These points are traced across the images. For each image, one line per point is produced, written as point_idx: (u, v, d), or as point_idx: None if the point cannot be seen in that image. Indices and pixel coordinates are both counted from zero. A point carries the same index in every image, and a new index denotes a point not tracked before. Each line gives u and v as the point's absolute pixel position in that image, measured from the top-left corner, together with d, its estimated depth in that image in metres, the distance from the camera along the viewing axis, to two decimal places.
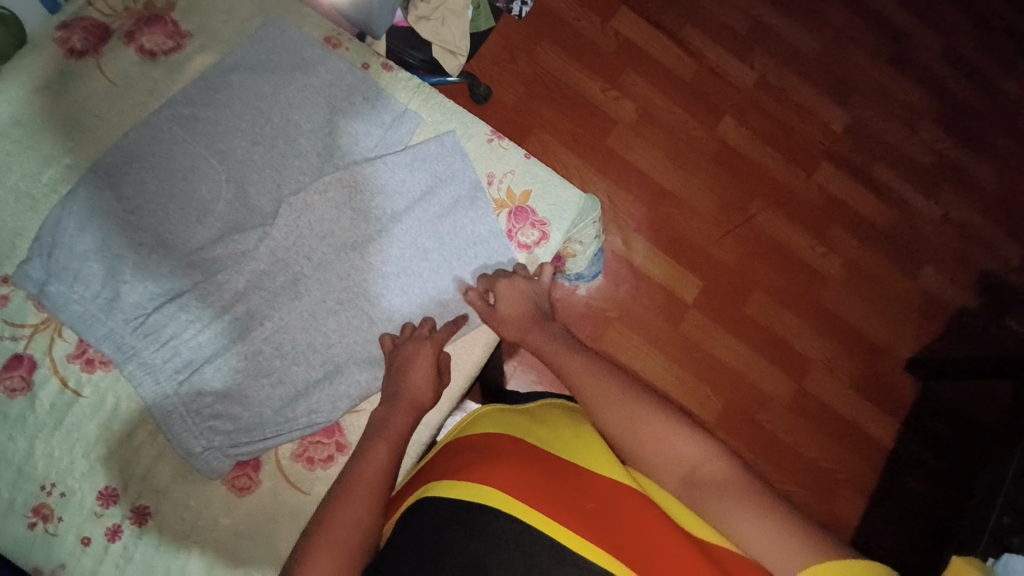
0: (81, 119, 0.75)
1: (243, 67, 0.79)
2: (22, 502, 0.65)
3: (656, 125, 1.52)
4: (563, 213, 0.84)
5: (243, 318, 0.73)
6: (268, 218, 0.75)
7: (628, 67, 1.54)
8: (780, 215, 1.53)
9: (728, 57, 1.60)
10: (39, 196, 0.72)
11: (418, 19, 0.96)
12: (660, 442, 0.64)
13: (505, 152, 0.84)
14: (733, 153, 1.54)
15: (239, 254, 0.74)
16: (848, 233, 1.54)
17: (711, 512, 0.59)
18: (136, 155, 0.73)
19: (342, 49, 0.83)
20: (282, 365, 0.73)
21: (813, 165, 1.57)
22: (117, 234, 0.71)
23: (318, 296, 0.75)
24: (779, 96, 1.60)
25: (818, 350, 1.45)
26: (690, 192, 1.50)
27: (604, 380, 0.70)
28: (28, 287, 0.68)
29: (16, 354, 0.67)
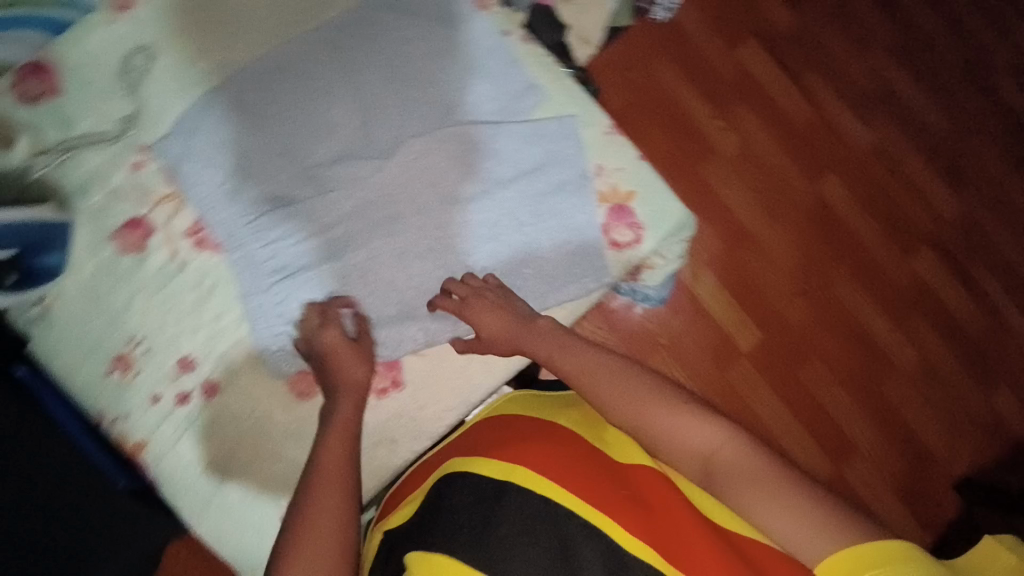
0: (239, 17, 0.78)
1: (397, 8, 0.82)
2: (107, 348, 0.70)
3: (755, 165, 1.49)
4: (662, 222, 0.84)
5: (339, 241, 0.76)
6: (384, 155, 0.78)
7: (742, 100, 1.50)
8: (861, 287, 1.47)
9: (849, 116, 1.55)
10: (192, 80, 0.75)
11: (562, 2, 0.99)
12: (670, 432, 0.62)
13: (621, 148, 0.85)
14: (828, 213, 1.49)
15: (352, 181, 0.77)
16: (928, 326, 1.47)
17: (733, 501, 0.57)
18: (283, 65, 0.77)
19: (489, 10, 0.86)
20: (361, 294, 0.75)
21: (911, 248, 1.50)
22: (249, 133, 0.75)
23: (412, 240, 0.77)
24: (891, 168, 1.54)
25: (863, 437, 1.40)
26: (774, 241, 1.46)
27: (608, 368, 0.68)
28: (164, 158, 0.73)
29: (137, 216, 0.73)
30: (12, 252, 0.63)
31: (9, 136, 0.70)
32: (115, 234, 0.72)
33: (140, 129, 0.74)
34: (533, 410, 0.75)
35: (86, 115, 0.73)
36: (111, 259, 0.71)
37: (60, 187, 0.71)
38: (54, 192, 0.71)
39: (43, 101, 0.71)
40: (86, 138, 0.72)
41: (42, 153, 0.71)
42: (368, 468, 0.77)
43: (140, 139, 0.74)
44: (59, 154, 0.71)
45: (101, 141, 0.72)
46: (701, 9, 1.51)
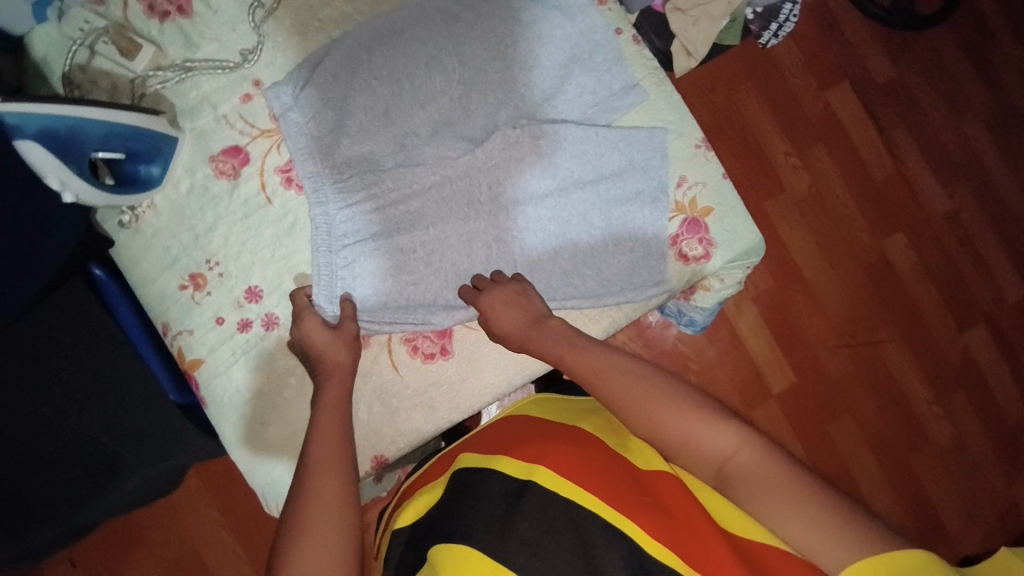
0: None
1: None
2: (185, 264, 0.73)
3: (823, 210, 1.44)
4: (734, 242, 0.82)
5: (413, 213, 0.76)
6: (475, 136, 0.78)
7: (823, 141, 1.46)
8: (908, 353, 1.43)
9: (930, 178, 1.50)
10: (313, 28, 0.78)
11: (674, 10, 0.97)
12: (684, 439, 0.59)
13: (706, 164, 0.83)
14: (890, 271, 1.45)
15: (441, 158, 0.77)
16: (968, 405, 1.44)
17: (752, 509, 0.54)
18: (398, 31, 0.78)
19: (606, 7, 0.85)
20: (421, 274, 0.76)
21: (969, 322, 1.47)
22: (354, 96, 0.76)
23: (481, 226, 0.77)
24: (963, 239, 1.49)
25: (879, 503, 1.38)
26: (829, 289, 1.42)
27: (619, 366, 0.66)
28: (273, 104, 0.74)
29: (237, 145, 0.75)
30: (122, 153, 0.66)
31: (137, 46, 0.72)
32: (213, 157, 0.74)
33: (256, 65, 0.76)
34: (554, 414, 0.74)
35: (209, 41, 0.75)
36: (205, 181, 0.74)
37: (173, 106, 0.74)
38: (166, 109, 0.74)
39: (174, 21, 0.74)
40: (204, 62, 0.74)
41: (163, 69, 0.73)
42: (398, 429, 0.77)
43: (254, 73, 0.76)
44: (178, 73, 0.73)
45: (217, 67, 0.74)
46: (800, 44, 1.46)
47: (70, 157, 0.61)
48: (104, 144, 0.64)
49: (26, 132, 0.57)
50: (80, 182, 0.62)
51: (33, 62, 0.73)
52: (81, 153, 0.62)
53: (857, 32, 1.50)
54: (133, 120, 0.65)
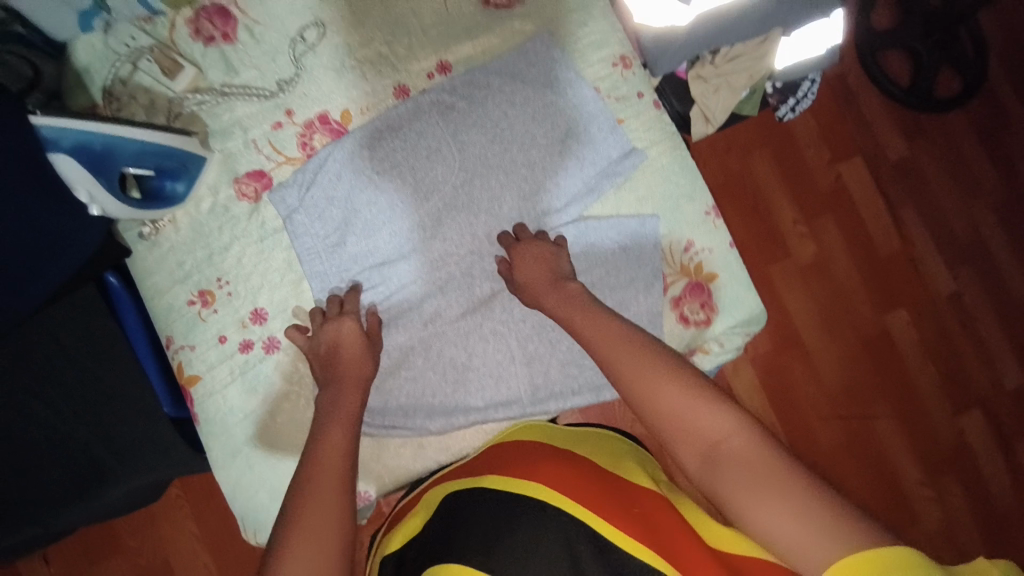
0: (403, 23, 0.82)
1: (505, 72, 0.81)
2: (196, 281, 0.74)
3: (827, 281, 1.45)
4: (735, 309, 0.84)
5: (414, 306, 0.78)
6: (479, 226, 0.79)
7: (832, 212, 1.47)
8: (900, 432, 1.44)
9: (935, 259, 1.51)
10: (347, 67, 0.80)
11: (696, 77, 0.99)
12: (679, 416, 0.58)
13: (714, 231, 0.85)
14: (889, 349, 1.46)
15: (449, 250, 0.78)
16: (958, 489, 1.44)
17: (733, 495, 0.51)
18: (395, 126, 0.79)
19: (630, 71, 0.86)
20: (425, 364, 0.77)
21: (963, 406, 1.47)
22: (361, 193, 0.77)
23: (480, 323, 0.78)
24: (965, 322, 1.50)
25: None
26: (826, 360, 1.43)
27: (628, 341, 0.65)
28: (279, 208, 0.76)
29: (261, 170, 0.77)
30: (151, 171, 0.69)
31: (180, 68, 0.75)
32: (238, 179, 0.76)
33: (290, 95, 0.79)
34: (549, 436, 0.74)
35: (248, 69, 0.78)
36: (227, 202, 0.76)
37: (206, 125, 0.76)
38: (198, 127, 0.76)
39: (218, 46, 0.77)
40: (240, 88, 0.77)
41: (201, 90, 0.76)
42: (386, 465, 0.77)
43: (288, 104, 0.78)
44: (214, 96, 0.76)
45: (253, 94, 0.77)
46: (817, 116, 1.47)
47: (100, 171, 0.63)
48: (136, 162, 0.66)
49: (61, 145, 0.61)
50: (106, 195, 0.64)
51: (73, 68, 0.75)
52: (112, 168, 0.64)
53: (877, 109, 1.51)
54: (162, 139, 0.67)
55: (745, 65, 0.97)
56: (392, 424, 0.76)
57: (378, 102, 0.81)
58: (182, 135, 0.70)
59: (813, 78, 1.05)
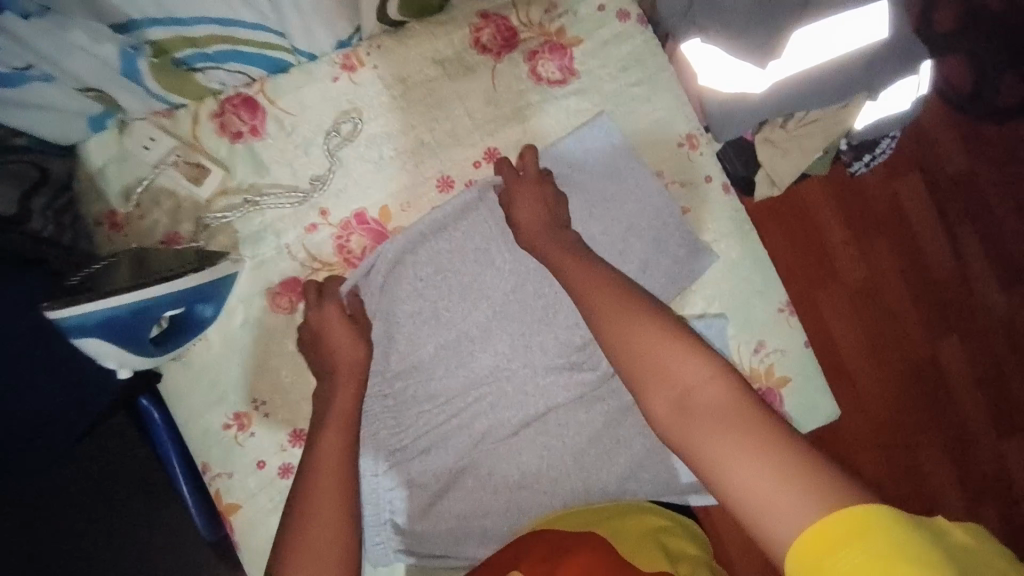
0: (446, 105, 0.75)
1: (560, 161, 0.74)
2: (231, 403, 0.70)
3: (872, 299, 1.25)
4: (808, 416, 0.79)
5: (466, 423, 0.74)
6: (531, 335, 0.74)
7: (881, 228, 1.25)
8: (943, 463, 1.25)
9: (988, 271, 1.28)
10: (387, 158, 0.74)
11: (764, 140, 0.90)
12: (649, 361, 0.51)
13: (789, 331, 0.78)
14: (934, 374, 1.26)
15: (500, 362, 0.74)
16: (1003, 522, 1.25)
17: (702, 440, 0.45)
18: (441, 225, 0.73)
19: (696, 151, 0.79)
20: (476, 483, 0.74)
21: (1012, 432, 1.26)
22: (404, 302, 0.72)
23: (533, 437, 0.75)
24: (1017, 344, 1.28)
25: None
26: (869, 386, 1.24)
27: (606, 282, 0.59)
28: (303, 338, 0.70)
29: (296, 278, 0.71)
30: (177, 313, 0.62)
31: (207, 172, 0.69)
32: (271, 290, 0.71)
33: (325, 193, 0.72)
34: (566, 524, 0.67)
35: (279, 167, 0.71)
36: (260, 315, 0.71)
37: (235, 231, 0.70)
38: (227, 236, 0.70)
39: (246, 142, 0.70)
40: (272, 191, 0.71)
41: (231, 192, 0.70)
42: None
43: (322, 202, 0.72)
44: (245, 200, 0.70)
45: (285, 195, 0.71)
46: None
47: (129, 341, 0.58)
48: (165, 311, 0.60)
49: (86, 326, 0.53)
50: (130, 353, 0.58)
51: (86, 171, 0.68)
52: (141, 336, 0.59)
53: None
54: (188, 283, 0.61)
55: (822, 128, 0.87)
56: (445, 550, 0.73)
57: (421, 195, 0.74)
58: (207, 267, 0.64)
59: (895, 135, 0.93)
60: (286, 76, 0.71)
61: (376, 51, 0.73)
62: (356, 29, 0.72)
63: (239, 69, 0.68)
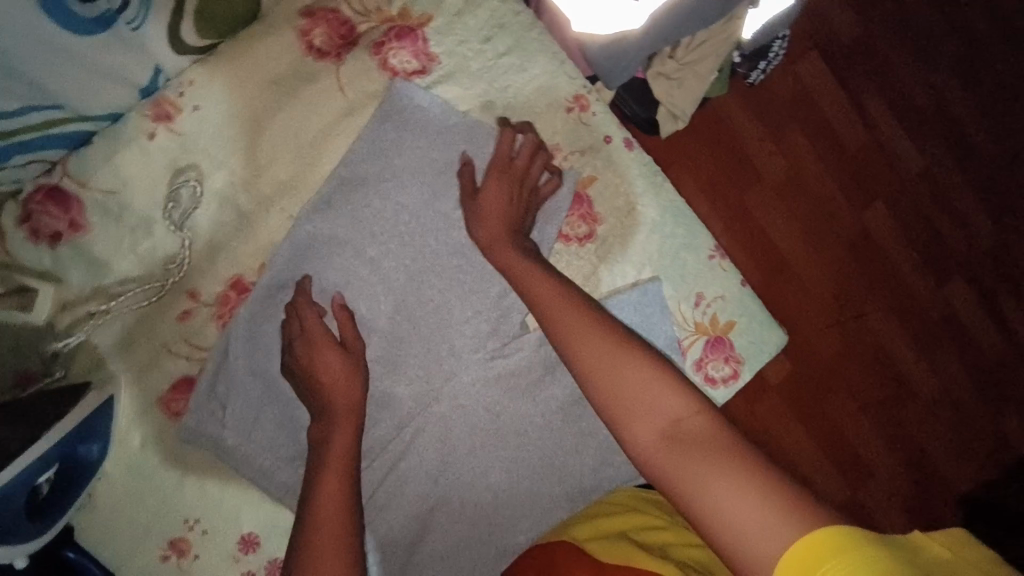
0: (299, 133, 0.64)
1: (436, 164, 0.66)
2: (162, 531, 0.63)
3: (801, 191, 1.24)
4: (760, 352, 0.77)
5: (422, 460, 0.70)
6: (452, 354, 0.69)
7: (794, 118, 1.23)
8: (895, 324, 1.29)
9: (899, 132, 1.31)
10: (248, 211, 0.64)
11: (657, 75, 0.84)
12: (628, 389, 0.46)
13: (723, 274, 0.75)
14: (871, 246, 1.28)
15: (423, 395, 0.69)
16: (957, 360, 1.32)
17: (692, 475, 0.41)
18: (319, 271, 0.65)
19: (590, 112, 0.71)
20: (450, 517, 0.70)
21: (944, 276, 1.33)
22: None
23: (495, 454, 0.71)
24: (938, 196, 1.33)
25: (882, 462, 1.27)
26: (814, 272, 1.24)
27: (571, 307, 0.54)
28: (201, 441, 0.63)
29: (187, 376, 0.63)
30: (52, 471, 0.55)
31: (33, 294, 0.59)
32: (161, 398, 0.63)
33: (189, 273, 0.63)
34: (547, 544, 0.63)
35: (124, 257, 0.61)
36: (160, 428, 0.63)
37: (95, 347, 0.62)
38: (88, 356, 0.62)
39: (67, 243, 0.60)
40: (122, 291, 0.62)
41: (73, 306, 0.61)
42: None
43: (189, 283, 0.63)
44: (95, 311, 0.61)
45: (138, 291, 0.61)
46: None
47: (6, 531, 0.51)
48: (33, 480, 0.53)
49: None
50: (14, 548, 0.51)
51: None
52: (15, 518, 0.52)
53: None
54: (52, 441, 0.53)
55: (712, 48, 0.80)
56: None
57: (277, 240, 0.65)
58: (72, 406, 0.56)
59: (784, 36, 0.89)
60: (89, 148, 0.59)
61: (191, 87, 0.60)
62: (156, 70, 0.59)
63: (29, 158, 0.56)
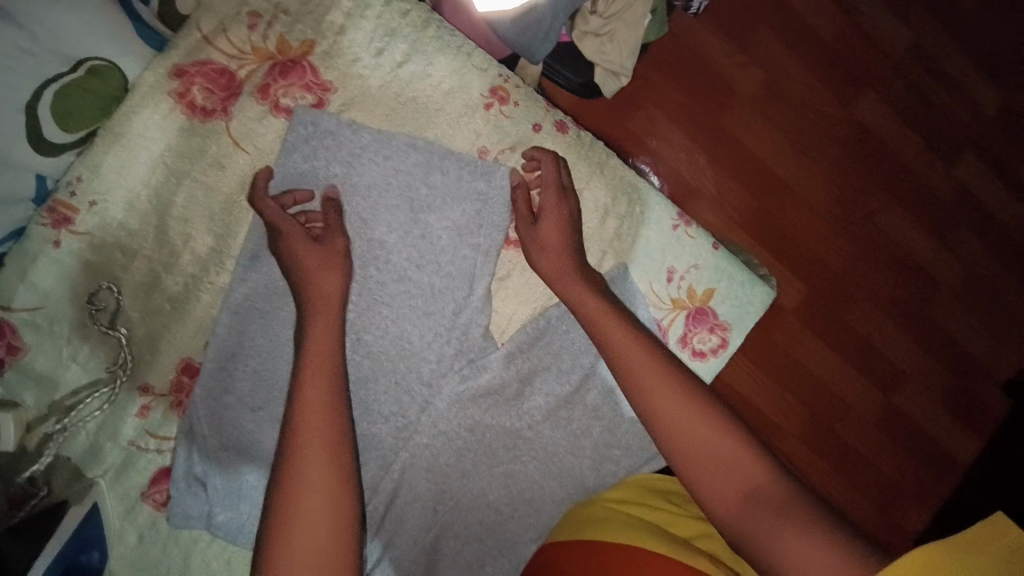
0: (205, 200, 0.60)
1: (357, 190, 0.62)
2: None
3: (785, 99, 1.21)
4: (746, 316, 0.72)
5: (413, 498, 0.65)
6: (420, 383, 0.65)
7: (762, 23, 1.20)
8: (904, 215, 1.27)
9: (880, 12, 1.28)
10: (175, 293, 0.60)
11: (584, 35, 0.76)
12: (715, 457, 0.48)
13: (693, 243, 0.70)
14: (868, 139, 1.26)
15: (401, 430, 0.65)
16: (974, 237, 1.31)
17: (775, 547, 0.43)
18: (257, 335, 0.61)
19: (511, 103, 0.65)
20: (458, 543, 0.66)
21: (953, 155, 1.31)
22: (262, 433, 0.62)
23: (488, 472, 0.66)
24: (933, 70, 1.30)
25: (911, 361, 1.25)
26: (810, 180, 1.22)
27: (651, 359, 0.54)
28: (192, 524, 0.61)
29: (164, 467, 0.62)
30: None
31: None
32: (144, 492, 0.61)
33: (136, 369, 0.60)
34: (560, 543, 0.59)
35: (67, 368, 0.58)
36: (150, 524, 0.61)
37: (68, 459, 0.59)
38: (66, 468, 0.58)
39: (9, 367, 0.57)
40: (77, 401, 0.59)
41: (37, 424, 0.57)
42: None
43: (140, 379, 0.61)
44: (54, 431, 0.57)
45: (90, 399, 0.58)
46: None
47: None
48: None
49: None
50: None
51: None
52: None
53: None
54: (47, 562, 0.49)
55: None
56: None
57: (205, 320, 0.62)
58: (58, 522, 0.52)
59: None
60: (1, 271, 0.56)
61: (81, 183, 0.57)
62: (39, 178, 0.56)
63: None
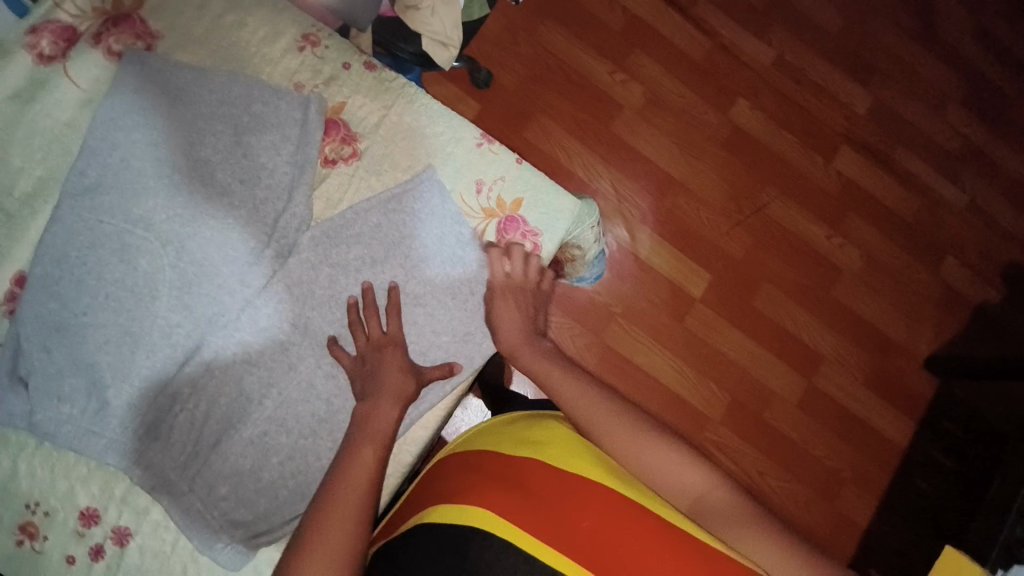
0: (45, 132, 0.70)
1: (180, 116, 0.70)
2: (11, 519, 0.68)
3: (667, 110, 1.38)
4: (557, 223, 0.80)
5: (235, 398, 0.71)
6: (240, 285, 0.71)
7: (638, 47, 1.39)
8: (796, 207, 1.39)
9: (740, 31, 1.43)
10: (15, 212, 0.69)
11: (406, 8, 0.89)
12: (660, 470, 0.62)
13: (495, 157, 0.79)
14: (748, 140, 1.39)
15: (221, 329, 0.71)
16: (867, 224, 1.40)
17: (722, 536, 0.58)
18: (82, 249, 0.68)
19: (321, 47, 0.77)
20: (289, 438, 0.71)
21: (832, 150, 1.42)
22: (84, 337, 0.67)
23: (315, 363, 0.72)
24: (800, 78, 1.43)
25: (827, 345, 1.35)
26: (702, 180, 1.37)
27: (597, 401, 0.68)
28: (17, 422, 0.67)
29: None
30: None
31: None
32: None
33: None
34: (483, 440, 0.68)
35: None
36: None
37: None
38: None
39: None
40: None
41: None
42: None
43: None
44: None
45: None
46: None
47: None
48: None
49: None
50: None
51: None
52: None
53: None
54: None
55: None
56: (295, 510, 0.71)
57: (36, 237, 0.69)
58: None
59: None
60: None
61: None
62: None
63: None
